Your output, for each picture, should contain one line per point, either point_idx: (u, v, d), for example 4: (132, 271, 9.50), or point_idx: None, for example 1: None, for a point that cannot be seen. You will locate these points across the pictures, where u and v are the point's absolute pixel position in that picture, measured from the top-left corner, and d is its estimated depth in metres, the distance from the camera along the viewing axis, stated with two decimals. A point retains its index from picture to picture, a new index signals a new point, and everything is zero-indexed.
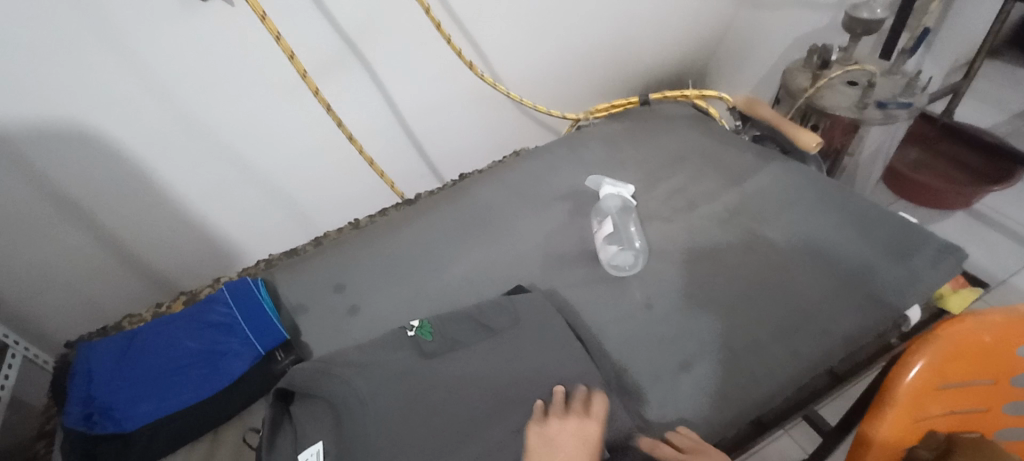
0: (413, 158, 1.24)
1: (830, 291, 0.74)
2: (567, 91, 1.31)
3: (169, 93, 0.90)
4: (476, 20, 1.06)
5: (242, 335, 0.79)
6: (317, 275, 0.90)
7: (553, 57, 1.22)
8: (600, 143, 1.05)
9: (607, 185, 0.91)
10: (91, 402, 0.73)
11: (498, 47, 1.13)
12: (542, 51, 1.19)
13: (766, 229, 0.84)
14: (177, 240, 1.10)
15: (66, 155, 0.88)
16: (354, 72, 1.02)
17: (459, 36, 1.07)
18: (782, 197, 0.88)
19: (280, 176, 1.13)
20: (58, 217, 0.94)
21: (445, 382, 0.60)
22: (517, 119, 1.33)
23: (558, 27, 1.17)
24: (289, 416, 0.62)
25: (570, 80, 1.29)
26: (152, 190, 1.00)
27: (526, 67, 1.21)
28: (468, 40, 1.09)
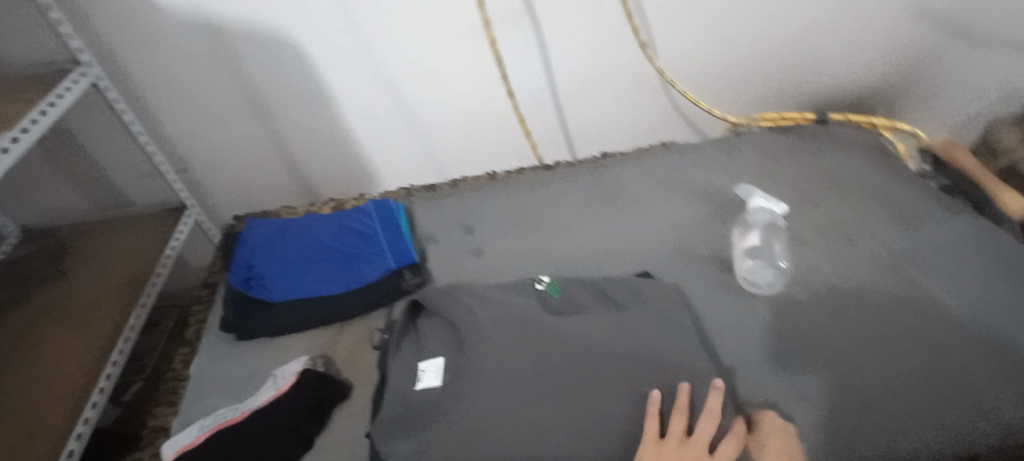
0: (554, 128, 1.25)
1: (997, 369, 0.65)
2: (728, 91, 1.24)
3: (351, 19, 1.03)
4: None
5: (379, 247, 0.86)
6: (451, 213, 0.95)
7: (722, 53, 1.17)
8: (754, 153, 1.00)
9: (759, 197, 0.85)
10: (249, 269, 0.85)
11: (666, 28, 1.11)
12: (711, 44, 1.15)
13: (932, 285, 0.75)
14: (329, 153, 1.25)
15: (262, 52, 1.07)
16: (519, 27, 1.07)
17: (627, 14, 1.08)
18: (960, 255, 0.78)
19: (427, 119, 1.20)
20: (241, 105, 1.14)
21: (570, 326, 0.63)
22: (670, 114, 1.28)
23: (735, 20, 1.13)
24: (413, 326, 0.69)
25: (734, 84, 1.23)
26: (319, 102, 1.16)
27: (690, 61, 1.17)
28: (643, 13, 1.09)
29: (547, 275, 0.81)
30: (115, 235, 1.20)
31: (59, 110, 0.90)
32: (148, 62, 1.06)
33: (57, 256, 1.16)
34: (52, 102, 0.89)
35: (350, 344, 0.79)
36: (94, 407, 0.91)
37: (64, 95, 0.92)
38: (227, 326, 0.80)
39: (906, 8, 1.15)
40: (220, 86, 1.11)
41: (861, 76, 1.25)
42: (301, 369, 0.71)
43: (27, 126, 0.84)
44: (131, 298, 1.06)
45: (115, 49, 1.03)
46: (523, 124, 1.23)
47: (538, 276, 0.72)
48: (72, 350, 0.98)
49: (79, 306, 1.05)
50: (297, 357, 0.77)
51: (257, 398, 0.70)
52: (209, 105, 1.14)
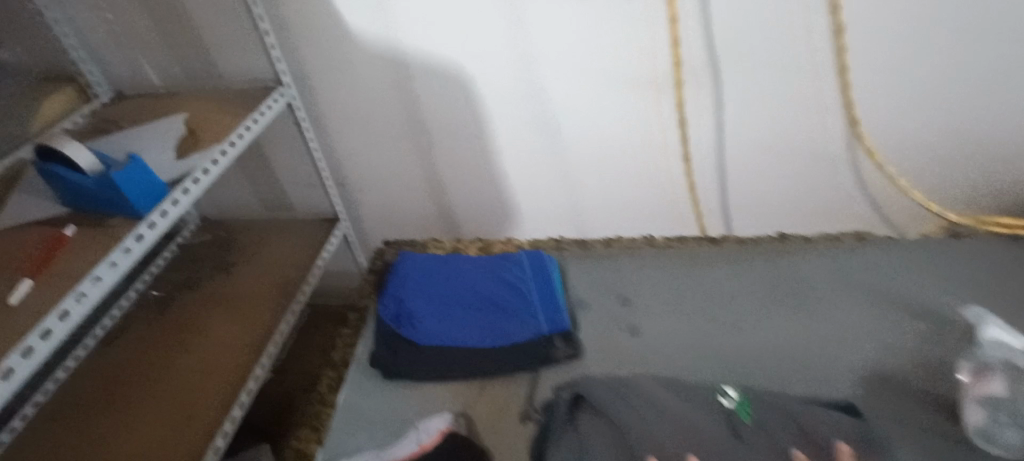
0: (714, 194, 1.16)
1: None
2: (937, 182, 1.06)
3: (529, 64, 1.04)
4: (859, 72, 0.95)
5: (530, 307, 0.82)
6: (606, 279, 0.88)
7: (937, 138, 1.01)
8: (968, 268, 0.86)
9: (996, 327, 0.72)
10: (401, 305, 0.85)
11: (873, 105, 0.99)
12: (926, 127, 1.00)
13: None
14: (475, 187, 1.27)
15: (435, 88, 1.11)
16: (702, 88, 1.01)
17: (825, 84, 0.98)
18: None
19: (580, 167, 1.17)
20: (404, 133, 1.20)
21: None
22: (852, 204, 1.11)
23: (964, 104, 0.96)
24: (576, 416, 0.70)
25: (944, 175, 1.05)
26: (478, 138, 1.18)
27: (893, 143, 1.03)
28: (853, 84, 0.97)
29: (715, 380, 0.74)
30: (275, 235, 1.28)
31: (259, 127, 0.96)
32: (337, 88, 1.14)
33: (226, 247, 1.27)
34: (255, 119, 0.96)
35: (493, 406, 0.75)
36: (244, 401, 0.97)
37: (265, 113, 0.99)
38: (376, 359, 0.80)
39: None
40: (392, 114, 1.17)
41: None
42: (447, 429, 0.70)
43: (234, 141, 0.90)
44: (285, 300, 1.12)
45: (310, 72, 1.12)
46: (679, 186, 1.16)
47: (722, 389, 0.71)
48: (230, 342, 1.06)
49: (243, 297, 1.14)
50: (440, 411, 0.75)
51: (399, 449, 0.70)
52: (379, 131, 1.20)
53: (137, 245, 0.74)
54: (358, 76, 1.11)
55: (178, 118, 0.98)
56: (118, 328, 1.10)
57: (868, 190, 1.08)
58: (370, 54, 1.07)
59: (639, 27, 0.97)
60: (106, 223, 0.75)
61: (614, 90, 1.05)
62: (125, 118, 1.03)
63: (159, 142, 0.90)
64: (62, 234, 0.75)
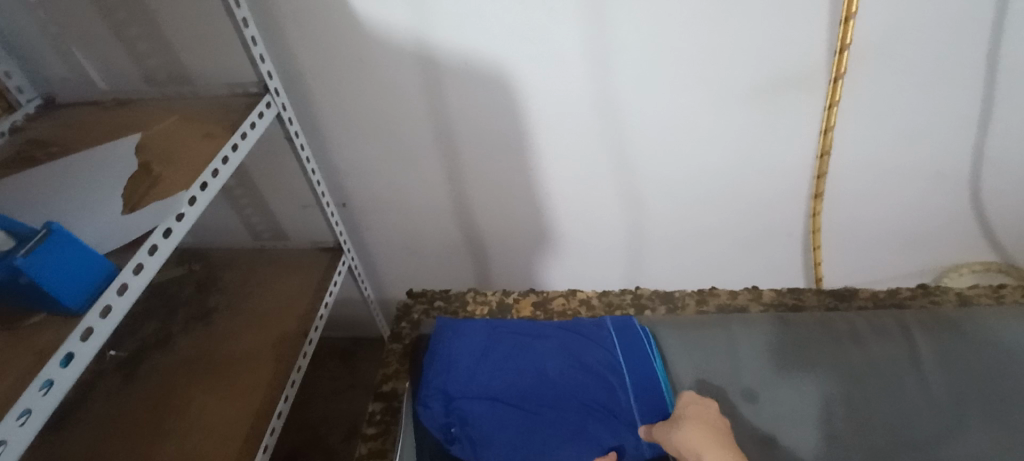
0: (796, 211, 1.00)
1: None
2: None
3: (602, 67, 0.81)
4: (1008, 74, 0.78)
5: (625, 410, 0.67)
6: (716, 361, 0.72)
7: None
8: None
9: None
10: (452, 404, 0.67)
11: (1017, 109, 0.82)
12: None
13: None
14: (512, 211, 1.06)
15: (471, 97, 0.87)
16: (814, 92, 0.82)
17: (959, 90, 0.81)
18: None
19: (648, 186, 0.98)
20: (427, 151, 0.96)
21: None
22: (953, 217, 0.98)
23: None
24: None
25: None
26: (522, 157, 0.96)
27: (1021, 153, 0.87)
28: (1004, 81, 0.79)
29: None
30: (267, 274, 1.04)
31: (241, 154, 0.71)
32: (343, 95, 0.88)
33: (205, 290, 1.02)
34: (235, 143, 0.70)
35: None
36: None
37: (249, 132, 0.73)
38: None
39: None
40: (415, 131, 0.93)
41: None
42: None
43: (207, 180, 0.65)
44: (283, 365, 0.89)
45: (304, 77, 0.85)
46: (758, 204, 0.99)
47: None
48: (217, 423, 0.82)
49: (238, 352, 0.91)
50: None
51: None
52: (397, 150, 0.96)
53: (66, 368, 0.49)
54: (372, 79, 0.85)
55: (132, 142, 0.72)
56: (66, 404, 0.84)
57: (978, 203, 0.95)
58: (388, 51, 0.81)
59: (754, 22, 0.75)
60: (24, 326, 0.52)
61: (703, 97, 0.84)
62: (58, 140, 0.76)
63: (105, 183, 0.65)
64: None
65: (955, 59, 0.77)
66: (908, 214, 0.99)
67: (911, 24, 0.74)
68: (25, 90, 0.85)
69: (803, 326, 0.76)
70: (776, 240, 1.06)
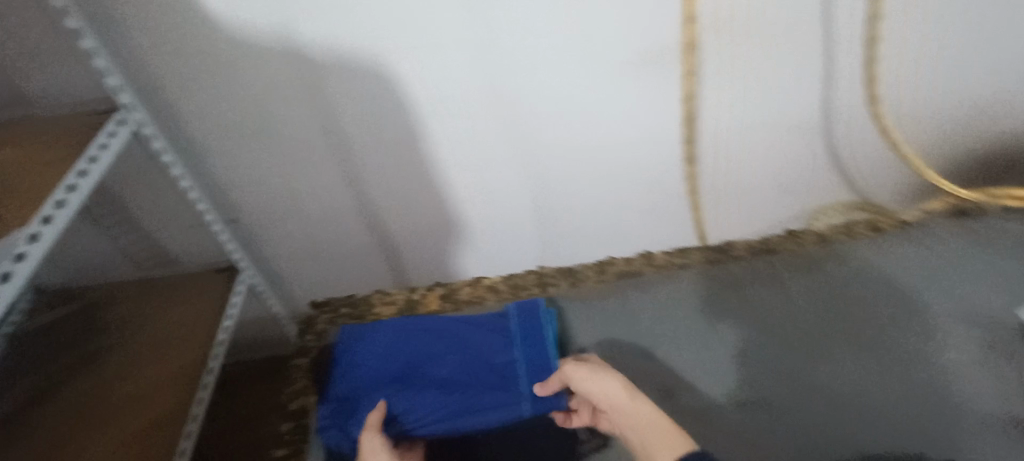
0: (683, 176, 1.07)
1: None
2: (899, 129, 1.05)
3: (484, 52, 0.82)
4: (840, 30, 0.88)
5: (515, 388, 0.80)
6: (598, 334, 0.85)
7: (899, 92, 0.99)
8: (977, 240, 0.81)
9: None
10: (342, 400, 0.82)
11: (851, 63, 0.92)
12: (896, 83, 0.97)
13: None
14: (416, 206, 1.05)
15: (354, 92, 0.84)
16: (684, 63, 0.88)
17: (804, 50, 0.90)
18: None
19: (546, 167, 1.01)
20: (317, 153, 0.92)
21: None
22: (813, 165, 1.10)
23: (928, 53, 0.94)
24: None
25: (896, 130, 1.05)
26: (417, 149, 0.95)
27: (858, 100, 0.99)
28: (837, 39, 0.89)
29: None
30: (153, 306, 0.95)
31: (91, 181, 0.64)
32: (214, 105, 0.82)
33: (78, 337, 0.90)
34: (83, 169, 0.63)
35: None
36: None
37: (98, 155, 0.66)
38: None
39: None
40: (301, 130, 0.88)
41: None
42: None
43: (50, 214, 0.59)
44: (182, 402, 0.82)
45: (165, 87, 0.79)
46: (651, 173, 1.05)
47: None
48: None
49: (127, 399, 0.82)
50: None
51: None
52: (284, 155, 0.92)
53: None
54: (244, 85, 0.80)
55: None
56: None
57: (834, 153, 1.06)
58: (258, 51, 0.77)
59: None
60: None
61: (585, 76, 0.88)
62: None
63: None
64: None
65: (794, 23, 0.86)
66: (778, 167, 1.09)
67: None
68: None
69: None
70: (670, 205, 1.12)
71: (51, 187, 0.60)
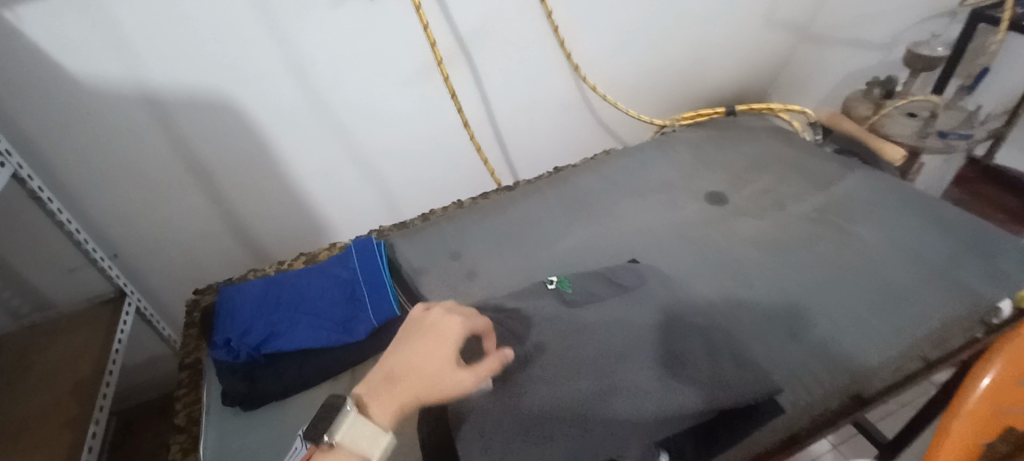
0: (497, 153, 1.37)
1: (930, 280, 0.82)
2: (641, 92, 1.39)
3: (301, 73, 1.05)
4: (574, 27, 1.20)
5: (362, 308, 0.82)
6: (431, 245, 0.96)
7: (633, 69, 1.33)
8: (685, 145, 1.15)
9: (691, 194, 1.03)
10: (227, 332, 0.80)
11: (587, 49, 1.25)
12: None
13: (855, 227, 0.93)
14: (281, 211, 1.24)
15: (203, 119, 1.04)
16: (459, 65, 1.17)
17: (552, 44, 1.21)
18: (871, 201, 0.97)
19: (380, 160, 1.25)
20: (180, 177, 1.09)
21: (569, 310, 0.73)
22: (589, 129, 1.45)
23: (644, 31, 1.27)
24: None
25: (641, 94, 1.40)
26: (269, 162, 1.15)
27: (607, 77, 1.32)
28: (571, 30, 1.20)
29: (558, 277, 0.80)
30: (40, 339, 1.04)
31: None
32: (75, 146, 0.97)
33: None
34: None
35: None
36: None
37: None
38: (236, 397, 0.74)
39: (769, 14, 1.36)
40: (160, 156, 1.05)
41: (740, 72, 1.48)
42: None
43: None
44: (86, 406, 0.91)
45: (32, 137, 0.93)
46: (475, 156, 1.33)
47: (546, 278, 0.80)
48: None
49: (26, 410, 0.90)
50: (317, 413, 0.74)
51: None
52: (148, 182, 1.07)
53: None
54: (98, 125, 0.97)
55: None
56: None
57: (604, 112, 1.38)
58: (109, 96, 0.95)
59: (401, 24, 1.06)
60: None
61: (387, 82, 1.13)
62: None
63: None
64: None
65: (532, 22, 1.16)
66: (565, 136, 1.42)
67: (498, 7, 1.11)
68: None
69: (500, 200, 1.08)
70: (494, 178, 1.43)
71: None
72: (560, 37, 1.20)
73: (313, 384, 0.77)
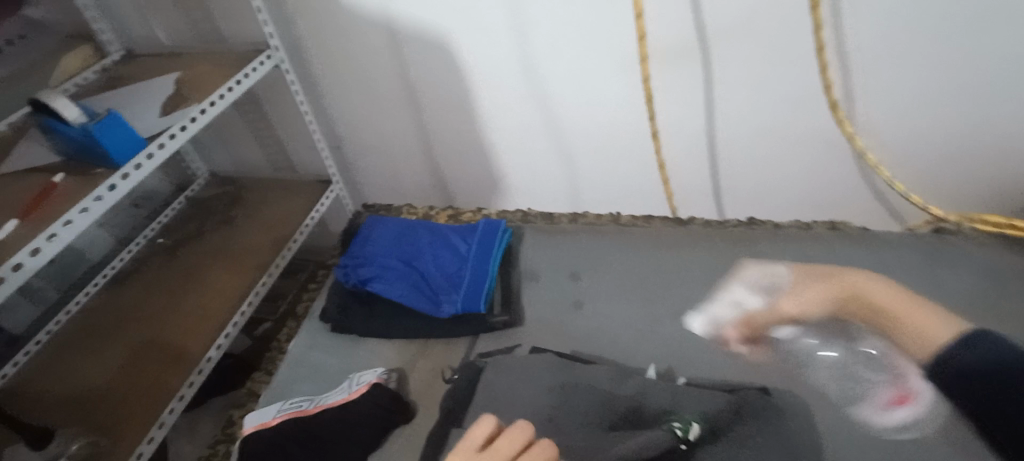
0: (705, 178, 1.08)
1: None
2: (949, 181, 0.94)
3: (517, 34, 1.01)
4: (869, 57, 0.84)
5: (456, 288, 0.82)
6: (558, 255, 0.90)
7: (953, 136, 0.89)
8: (944, 268, 0.83)
9: None
10: (351, 255, 0.89)
11: (879, 94, 0.87)
12: (936, 123, 0.88)
13: None
14: (466, 161, 1.27)
15: (424, 56, 1.10)
16: (691, 65, 0.93)
17: (835, 70, 0.87)
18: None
19: (571, 140, 1.14)
20: (395, 103, 1.20)
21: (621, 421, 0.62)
22: (858, 194, 1.01)
23: (993, 88, 0.83)
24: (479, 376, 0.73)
25: (951, 178, 0.94)
26: (467, 112, 1.17)
27: (904, 136, 0.91)
28: (863, 60, 0.84)
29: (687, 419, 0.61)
30: (273, 193, 1.30)
31: (225, 102, 0.94)
32: (328, 53, 1.14)
33: (230, 205, 1.29)
34: (230, 87, 0.95)
35: (430, 370, 0.78)
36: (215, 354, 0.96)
37: (234, 87, 0.96)
38: (328, 317, 0.85)
39: None
40: (385, 79, 1.16)
41: None
42: (373, 382, 0.73)
43: (206, 108, 0.91)
44: (269, 259, 1.11)
45: (303, 38, 1.13)
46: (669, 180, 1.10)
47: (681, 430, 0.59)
48: (206, 298, 1.04)
49: (238, 247, 1.16)
50: (378, 367, 0.80)
51: (331, 397, 0.75)
52: (371, 99, 1.21)
53: (112, 193, 0.77)
54: (346, 41, 1.11)
55: (172, 78, 1.00)
56: (127, 268, 1.14)
57: (880, 187, 0.97)
58: (358, 18, 1.07)
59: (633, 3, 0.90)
60: (91, 172, 0.79)
61: (599, 61, 1.00)
62: (126, 76, 1.05)
63: (140, 106, 0.93)
64: (51, 182, 0.79)
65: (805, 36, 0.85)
66: (810, 191, 1.03)
67: (763, 9, 0.84)
68: (114, 44, 1.13)
69: (665, 231, 0.92)
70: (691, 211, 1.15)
71: (201, 100, 0.91)
72: (841, 67, 0.86)
73: (388, 337, 0.82)
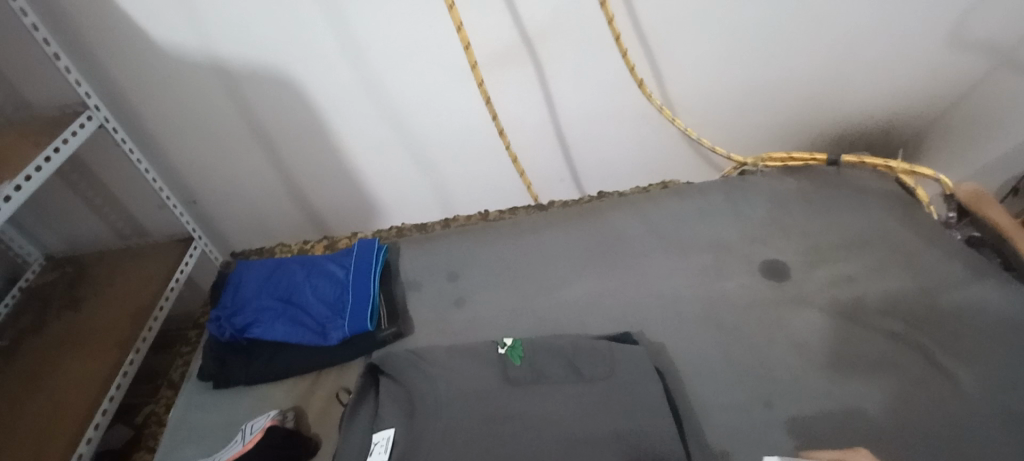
0: (558, 162, 1.19)
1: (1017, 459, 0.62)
2: (745, 129, 1.13)
3: (357, 58, 1.03)
4: (660, 37, 0.98)
5: (340, 313, 0.82)
6: (436, 260, 0.94)
7: (740, 94, 1.07)
8: (760, 197, 0.96)
9: (739, 258, 0.87)
10: (222, 308, 0.86)
11: (679, 67, 1.02)
12: (726, 83, 1.05)
13: (937, 357, 0.71)
14: (333, 188, 1.27)
15: (267, 92, 1.08)
16: (522, 63, 1.02)
17: (638, 52, 1.00)
18: (985, 331, 0.72)
19: (432, 149, 1.19)
20: (246, 144, 1.17)
21: (508, 393, 0.67)
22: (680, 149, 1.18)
23: (761, 49, 1.01)
24: (373, 387, 0.75)
25: (746, 124, 1.13)
26: (325, 140, 1.17)
27: (702, 98, 1.08)
28: (657, 40, 0.98)
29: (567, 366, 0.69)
30: (125, 262, 1.20)
31: (44, 174, 0.86)
32: (159, 104, 1.08)
33: (75, 284, 1.17)
34: (48, 156, 0.87)
35: (327, 397, 0.78)
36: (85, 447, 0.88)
37: (53, 156, 0.88)
38: (207, 374, 0.82)
39: (951, 42, 0.98)
40: (230, 120, 1.12)
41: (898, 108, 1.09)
42: (267, 424, 0.72)
43: (20, 184, 0.83)
44: (133, 332, 1.03)
45: (126, 92, 1.06)
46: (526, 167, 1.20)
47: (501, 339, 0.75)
48: (64, 391, 0.94)
49: (93, 327, 1.05)
50: (273, 408, 0.78)
51: (226, 452, 0.72)
52: (218, 143, 1.16)
53: None
54: (177, 88, 1.06)
55: None
56: None
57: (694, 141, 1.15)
58: (185, 63, 1.02)
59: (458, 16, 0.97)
60: None
61: (439, 72, 1.06)
62: None
63: None
64: None
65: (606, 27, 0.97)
66: (643, 156, 1.19)
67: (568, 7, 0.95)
68: None
69: (527, 219, 1.00)
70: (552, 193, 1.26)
71: (13, 175, 0.82)
72: (640, 49, 1.00)
73: (278, 377, 0.81)
